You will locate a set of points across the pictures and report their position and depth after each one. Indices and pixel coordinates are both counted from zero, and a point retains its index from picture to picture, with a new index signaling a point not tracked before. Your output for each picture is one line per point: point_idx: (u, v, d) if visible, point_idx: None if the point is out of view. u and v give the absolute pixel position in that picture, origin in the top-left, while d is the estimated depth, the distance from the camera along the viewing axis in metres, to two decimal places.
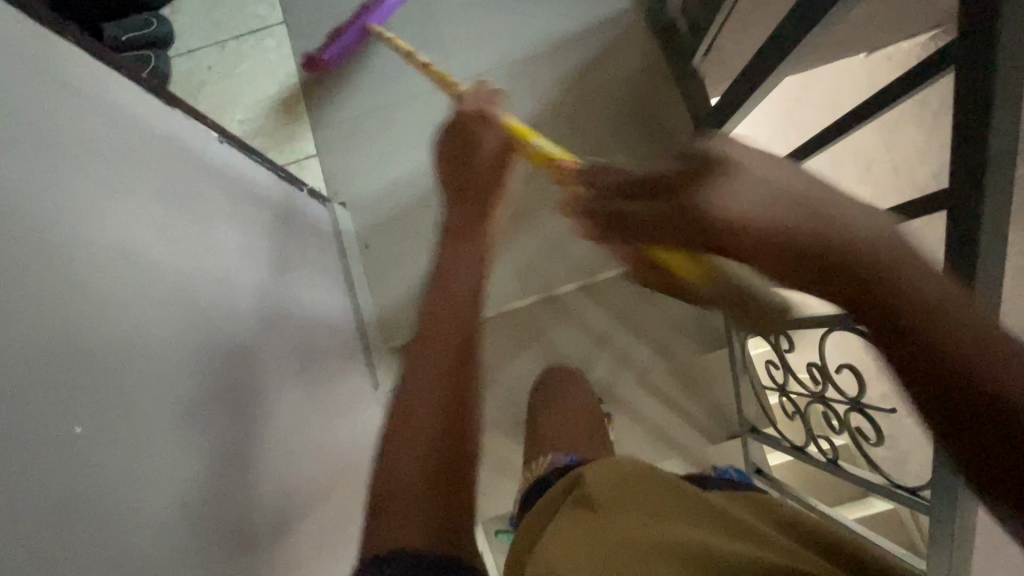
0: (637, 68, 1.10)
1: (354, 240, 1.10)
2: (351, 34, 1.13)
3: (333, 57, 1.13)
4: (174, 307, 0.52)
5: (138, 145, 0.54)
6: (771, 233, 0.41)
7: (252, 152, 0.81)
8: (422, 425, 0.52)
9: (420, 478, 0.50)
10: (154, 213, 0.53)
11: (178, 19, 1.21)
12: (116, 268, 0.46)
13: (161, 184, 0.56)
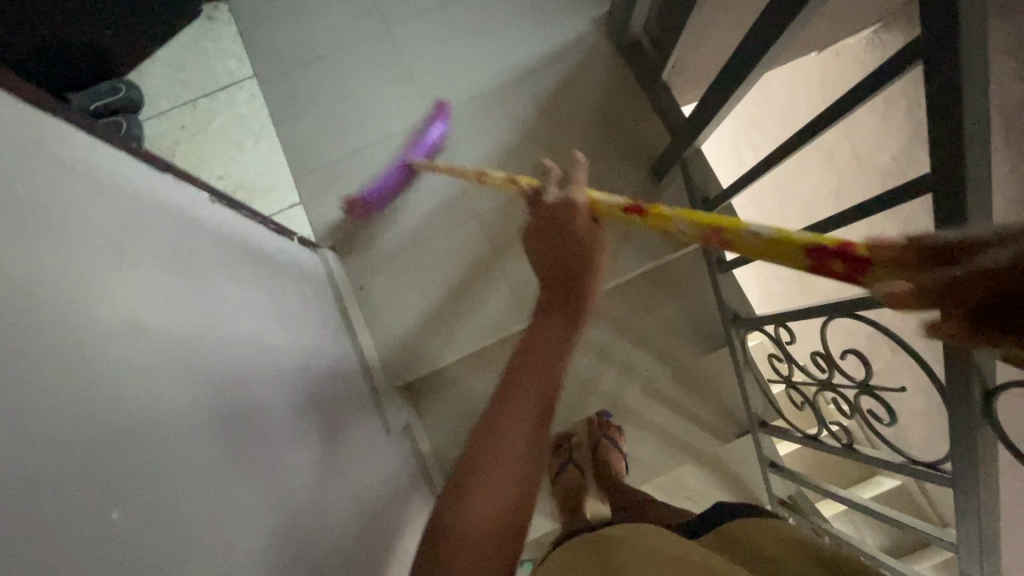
0: (607, 86, 1.13)
1: (349, 283, 1.09)
2: (393, 175, 1.11)
3: (377, 195, 1.10)
4: (181, 370, 0.51)
5: (137, 214, 0.54)
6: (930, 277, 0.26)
7: (242, 208, 0.81)
8: (511, 459, 0.48)
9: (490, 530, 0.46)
10: (152, 276, 0.52)
11: (147, 83, 1.21)
12: (133, 340, 0.45)
13: (158, 247, 0.55)
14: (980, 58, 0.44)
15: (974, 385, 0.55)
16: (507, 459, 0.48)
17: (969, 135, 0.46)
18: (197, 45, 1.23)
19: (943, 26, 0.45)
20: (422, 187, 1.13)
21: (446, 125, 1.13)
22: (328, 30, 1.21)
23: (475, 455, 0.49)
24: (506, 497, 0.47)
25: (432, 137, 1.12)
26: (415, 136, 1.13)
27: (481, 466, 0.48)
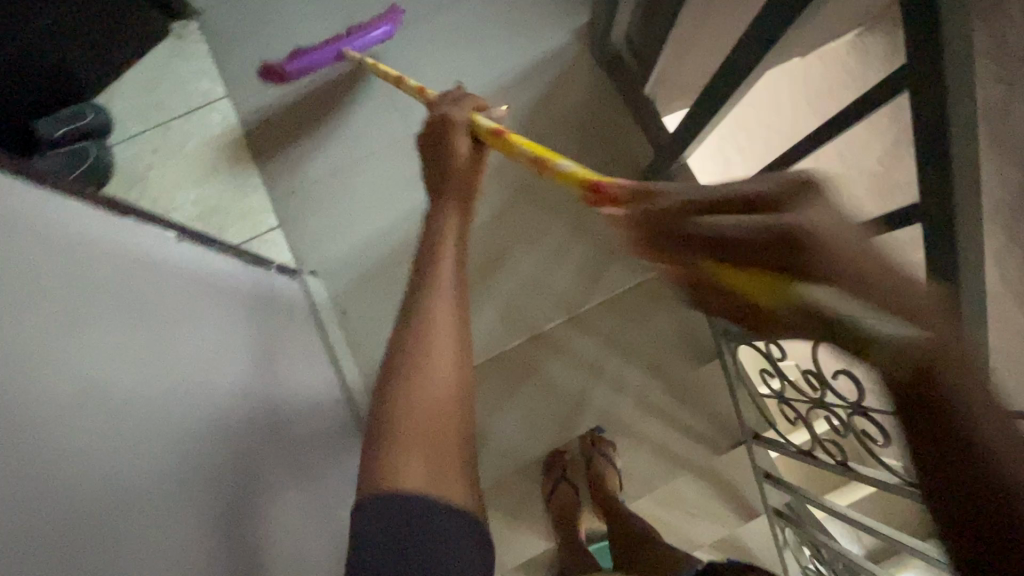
0: (590, 99, 1.11)
1: (330, 307, 1.06)
2: (326, 54, 1.12)
3: (303, 66, 1.11)
4: (136, 432, 0.49)
5: (97, 268, 0.53)
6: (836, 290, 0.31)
7: (212, 240, 0.79)
8: (447, 348, 0.50)
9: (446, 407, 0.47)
10: (106, 334, 0.50)
11: (115, 104, 1.17)
12: (87, 412, 0.44)
13: (114, 300, 0.53)
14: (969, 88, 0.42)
15: None
16: (440, 350, 0.50)
17: None
18: (168, 64, 1.19)
19: (929, 55, 0.43)
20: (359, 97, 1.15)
21: (395, 24, 1.13)
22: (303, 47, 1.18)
23: (405, 340, 0.50)
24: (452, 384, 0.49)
25: (376, 33, 1.12)
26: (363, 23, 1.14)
27: (412, 351, 0.50)
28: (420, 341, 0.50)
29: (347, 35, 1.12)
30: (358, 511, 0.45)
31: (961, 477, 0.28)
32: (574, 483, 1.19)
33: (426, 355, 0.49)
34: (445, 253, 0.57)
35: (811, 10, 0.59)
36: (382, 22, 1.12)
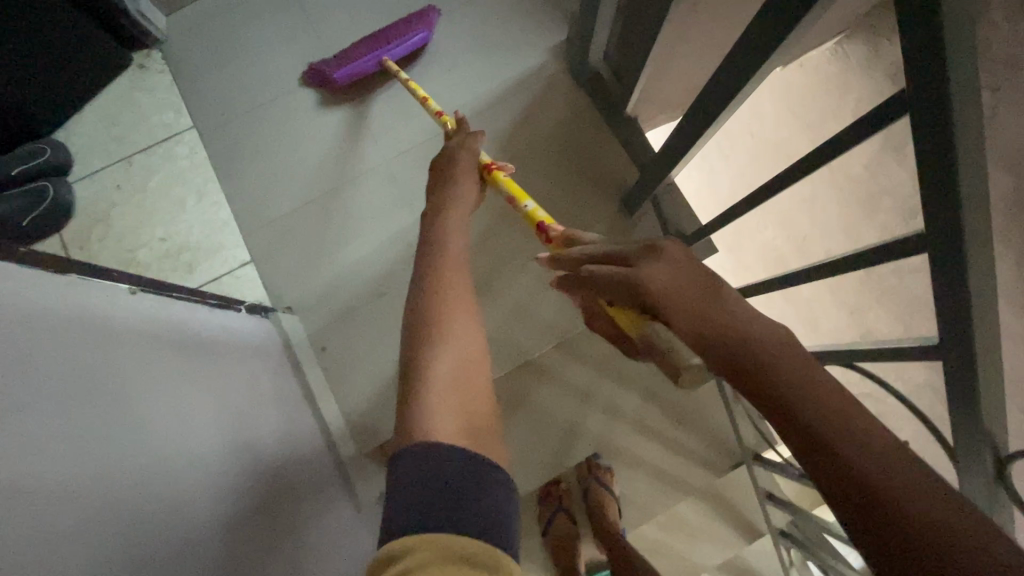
0: (570, 119, 1.08)
1: (308, 347, 1.01)
2: (367, 63, 1.08)
3: (346, 76, 1.07)
4: (96, 519, 0.43)
5: (43, 333, 0.47)
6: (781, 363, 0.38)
7: (169, 289, 0.74)
8: (462, 321, 0.62)
9: (466, 364, 0.58)
10: (59, 407, 0.44)
11: (75, 142, 1.12)
12: (32, 504, 0.38)
13: (66, 367, 0.47)
14: (973, 112, 0.39)
15: (984, 454, 0.51)
16: (459, 318, 0.62)
17: (964, 195, 0.41)
18: (130, 98, 1.14)
19: (929, 77, 0.40)
20: (388, 104, 1.12)
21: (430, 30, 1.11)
22: (271, 75, 1.14)
23: (428, 316, 0.62)
24: (472, 347, 0.60)
25: (415, 40, 1.10)
26: (398, 24, 1.10)
27: (437, 322, 0.61)
28: (437, 311, 0.62)
29: (387, 40, 1.08)
30: (392, 471, 0.48)
31: (888, 548, 0.31)
32: (571, 515, 1.17)
33: (457, 327, 0.61)
34: (453, 243, 0.72)
35: (794, 31, 0.56)
36: (419, 28, 1.09)
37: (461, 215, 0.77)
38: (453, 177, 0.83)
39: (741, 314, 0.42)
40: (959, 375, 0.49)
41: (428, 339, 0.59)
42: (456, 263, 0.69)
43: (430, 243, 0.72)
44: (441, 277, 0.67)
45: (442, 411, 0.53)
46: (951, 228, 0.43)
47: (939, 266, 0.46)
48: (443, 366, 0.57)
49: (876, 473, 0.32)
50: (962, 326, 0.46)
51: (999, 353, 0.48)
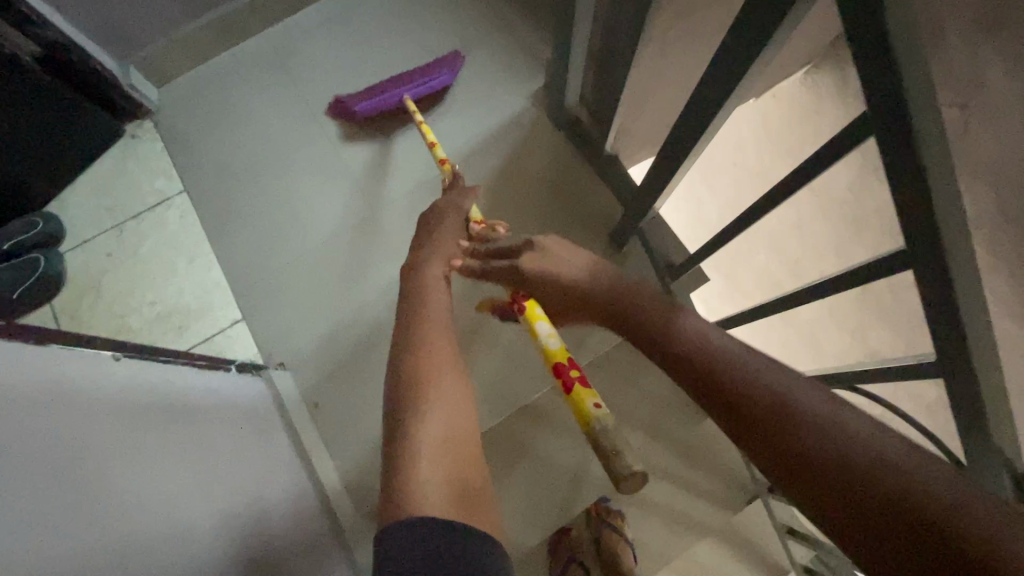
0: (554, 160, 1.10)
1: (301, 404, 0.99)
2: (390, 99, 1.11)
3: (368, 108, 1.10)
4: None
5: (23, 405, 0.46)
6: (783, 409, 0.45)
7: (155, 352, 0.73)
8: (446, 369, 0.60)
9: (452, 420, 0.57)
10: (37, 483, 0.42)
11: (68, 212, 1.13)
12: None
13: (38, 438, 0.45)
14: (937, 126, 0.40)
15: (996, 471, 0.49)
16: (443, 366, 0.61)
17: (940, 208, 0.41)
18: (121, 167, 1.17)
19: (891, 95, 0.41)
20: (405, 144, 1.13)
21: (455, 72, 1.14)
22: (259, 135, 1.16)
23: (412, 370, 0.60)
24: (459, 398, 0.59)
25: (439, 80, 1.12)
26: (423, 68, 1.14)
27: (424, 374, 0.60)
28: (421, 361, 0.61)
29: (411, 79, 1.11)
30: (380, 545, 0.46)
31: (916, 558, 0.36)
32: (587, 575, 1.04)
33: (442, 384, 0.59)
34: (435, 300, 0.70)
35: (758, 60, 0.58)
36: (442, 71, 1.12)
37: (441, 267, 0.76)
38: (439, 232, 0.82)
39: (748, 367, 0.48)
40: (962, 389, 0.48)
41: (413, 394, 0.58)
42: (437, 308, 0.68)
43: (414, 286, 0.72)
44: (424, 333, 0.64)
45: (428, 470, 0.52)
46: (931, 242, 0.43)
47: (927, 279, 0.45)
48: (430, 425, 0.55)
49: (899, 492, 0.38)
50: (957, 339, 0.46)
51: (998, 366, 0.46)
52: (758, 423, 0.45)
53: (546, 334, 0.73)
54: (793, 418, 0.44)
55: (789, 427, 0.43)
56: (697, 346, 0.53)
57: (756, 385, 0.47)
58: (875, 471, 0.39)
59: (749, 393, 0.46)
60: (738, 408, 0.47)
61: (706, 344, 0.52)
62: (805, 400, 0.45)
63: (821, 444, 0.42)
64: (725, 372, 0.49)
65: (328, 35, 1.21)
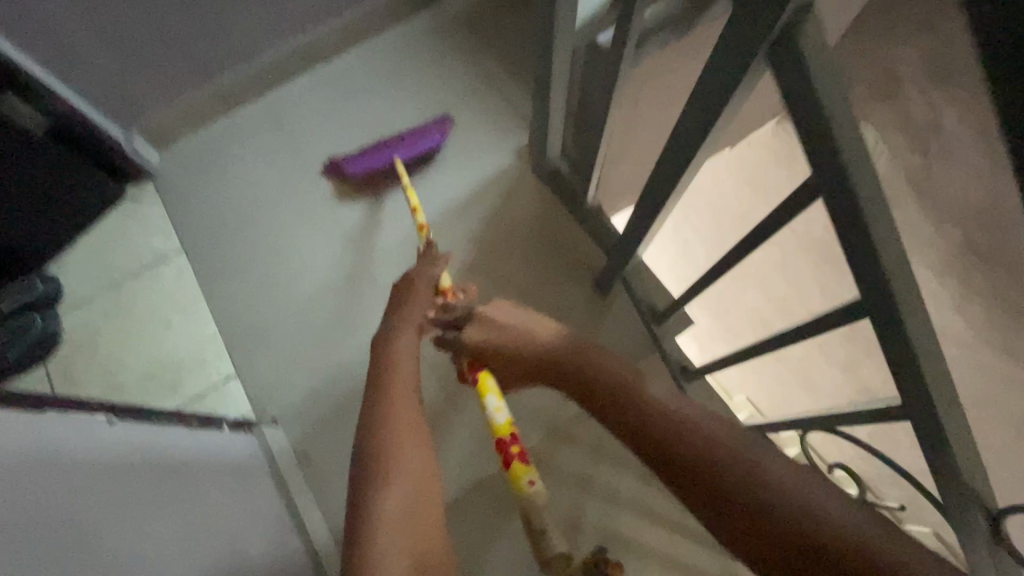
0: (539, 211, 1.14)
1: (292, 458, 0.99)
2: (380, 160, 1.15)
3: (360, 170, 1.14)
4: None
5: (16, 476, 0.46)
6: (745, 473, 0.49)
7: (146, 413, 0.73)
8: (408, 443, 0.62)
9: (412, 494, 0.58)
10: (28, 558, 0.43)
11: (66, 273, 1.16)
12: None
13: (26, 506, 0.45)
14: (874, 190, 0.43)
15: (974, 513, 0.50)
16: (405, 439, 0.62)
17: (885, 263, 0.44)
18: (119, 227, 1.20)
19: (828, 163, 0.43)
20: (394, 202, 1.17)
21: (445, 134, 1.19)
22: (253, 195, 1.19)
23: (376, 446, 0.62)
24: (420, 473, 0.60)
25: (428, 142, 1.17)
26: (414, 130, 1.19)
27: (387, 449, 0.61)
28: (384, 434, 0.63)
29: (401, 142, 1.16)
30: None
31: None
32: None
33: (405, 458, 0.61)
34: (404, 370, 0.71)
35: None
36: (432, 134, 1.17)
37: (411, 334, 0.76)
38: (410, 293, 0.81)
39: (708, 431, 0.53)
40: (927, 430, 0.50)
41: (379, 469, 0.60)
42: (404, 376, 0.70)
43: (381, 350, 0.74)
44: (390, 406, 0.66)
45: (387, 549, 0.53)
46: (882, 293, 0.46)
47: (883, 327, 0.48)
48: (391, 502, 0.57)
49: (847, 551, 0.43)
50: (916, 383, 0.48)
51: (958, 408, 0.49)
52: (725, 492, 0.49)
53: (495, 408, 0.77)
54: (755, 483, 0.48)
55: (752, 492, 0.48)
56: (664, 408, 0.56)
57: (716, 450, 0.51)
58: (828, 530, 0.44)
59: (714, 458, 0.51)
60: (702, 471, 0.51)
61: (667, 409, 0.56)
62: (775, 469, 0.49)
63: (780, 507, 0.47)
64: (692, 435, 0.53)
65: (320, 97, 1.25)
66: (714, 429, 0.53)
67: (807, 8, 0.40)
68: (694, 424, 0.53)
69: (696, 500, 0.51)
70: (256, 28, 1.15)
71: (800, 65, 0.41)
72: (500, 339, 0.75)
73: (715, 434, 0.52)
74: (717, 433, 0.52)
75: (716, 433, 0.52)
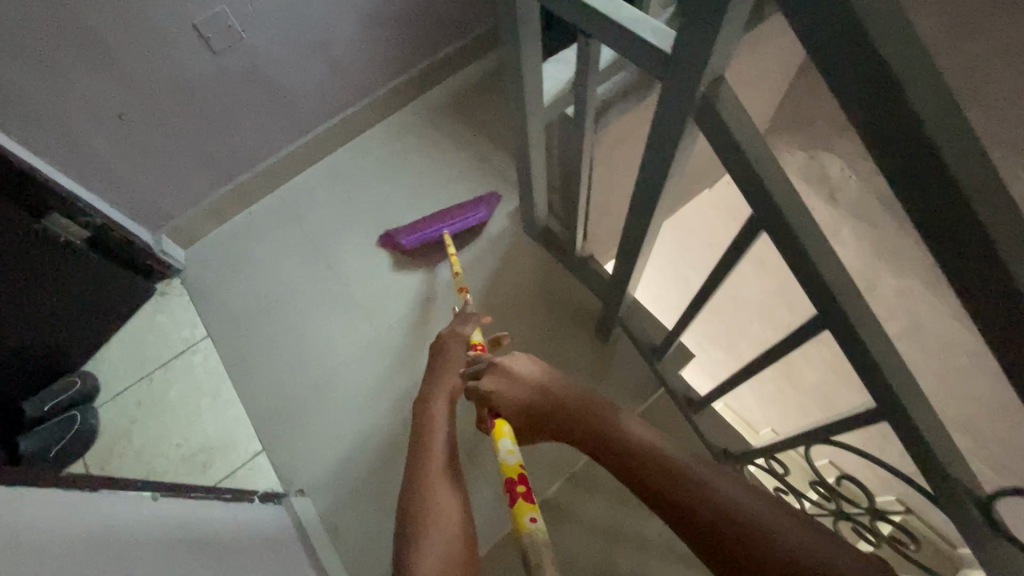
0: (535, 266, 1.23)
1: (322, 527, 1.02)
2: (432, 232, 1.24)
3: (412, 243, 1.24)
4: None
5: (77, 551, 0.53)
6: (735, 510, 0.57)
7: (186, 491, 0.79)
8: (445, 505, 0.66)
9: (450, 550, 0.62)
10: None
11: (102, 369, 1.24)
12: None
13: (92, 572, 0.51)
14: (805, 218, 0.50)
15: (961, 499, 0.53)
16: (443, 500, 0.67)
17: (827, 279, 0.51)
18: (149, 322, 1.29)
19: (761, 200, 0.50)
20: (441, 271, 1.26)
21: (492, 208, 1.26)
22: (271, 281, 1.29)
23: (417, 506, 0.66)
24: (457, 530, 0.64)
25: (475, 216, 1.25)
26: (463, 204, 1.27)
27: (427, 509, 0.66)
28: (424, 495, 0.67)
29: (451, 216, 1.24)
30: None
31: None
32: None
33: (441, 512, 0.65)
34: (438, 433, 0.75)
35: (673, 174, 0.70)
36: (479, 209, 1.25)
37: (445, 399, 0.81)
38: (446, 362, 0.87)
39: (703, 478, 0.61)
40: (902, 426, 0.54)
41: (419, 526, 0.64)
42: (440, 439, 0.75)
43: (422, 417, 0.79)
44: (426, 471, 0.70)
45: None
46: (832, 306, 0.52)
47: (841, 335, 0.53)
48: (431, 556, 0.61)
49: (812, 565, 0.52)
50: (881, 383, 0.53)
51: (925, 402, 0.53)
52: (714, 525, 0.57)
53: (506, 450, 0.68)
54: (742, 518, 0.57)
55: (738, 526, 0.56)
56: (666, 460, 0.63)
57: (709, 493, 0.59)
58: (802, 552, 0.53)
59: (708, 499, 0.59)
60: (699, 514, 0.58)
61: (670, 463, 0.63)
62: (754, 506, 0.57)
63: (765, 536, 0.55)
64: (690, 481, 0.61)
65: (327, 186, 1.38)
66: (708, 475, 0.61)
67: (719, 80, 0.49)
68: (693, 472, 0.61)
69: (690, 536, 0.59)
70: (266, 134, 1.29)
71: (722, 126, 0.49)
72: (531, 393, 0.74)
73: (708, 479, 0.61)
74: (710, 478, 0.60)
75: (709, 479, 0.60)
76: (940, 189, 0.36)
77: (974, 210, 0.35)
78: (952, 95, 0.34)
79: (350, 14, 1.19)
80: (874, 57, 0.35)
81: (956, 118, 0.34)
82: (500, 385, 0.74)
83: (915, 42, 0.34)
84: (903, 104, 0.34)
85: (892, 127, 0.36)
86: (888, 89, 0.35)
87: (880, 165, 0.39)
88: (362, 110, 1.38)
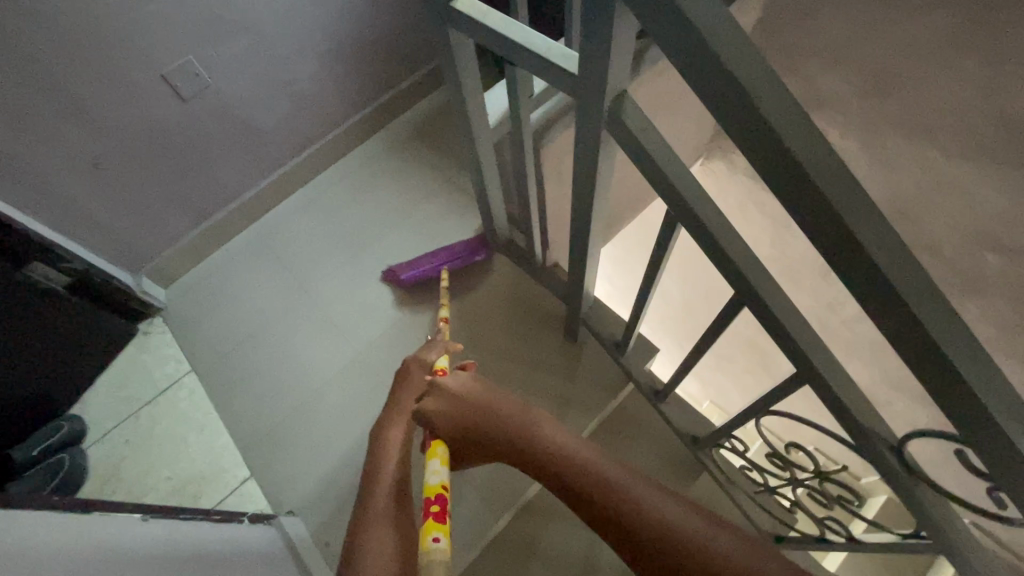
0: (503, 275, 1.29)
1: (312, 543, 1.05)
2: (430, 268, 1.27)
3: (411, 277, 1.27)
4: None
5: (71, 563, 0.57)
6: (670, 530, 0.54)
7: (178, 512, 0.82)
8: (381, 531, 0.67)
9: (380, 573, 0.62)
10: None
11: (87, 411, 1.27)
12: None
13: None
14: (708, 208, 0.58)
15: (874, 444, 0.60)
16: (381, 527, 0.68)
17: (732, 259, 0.57)
18: (133, 361, 1.32)
19: (670, 194, 0.58)
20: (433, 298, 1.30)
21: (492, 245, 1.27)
22: (249, 312, 1.34)
23: (357, 534, 0.68)
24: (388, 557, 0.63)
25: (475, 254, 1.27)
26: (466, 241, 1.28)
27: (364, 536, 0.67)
28: (361, 522, 0.70)
29: (451, 252, 1.27)
30: None
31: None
32: None
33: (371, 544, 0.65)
34: (387, 466, 0.78)
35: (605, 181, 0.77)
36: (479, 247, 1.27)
37: (399, 426, 0.84)
38: (404, 388, 0.89)
39: (638, 496, 0.57)
40: (816, 385, 0.60)
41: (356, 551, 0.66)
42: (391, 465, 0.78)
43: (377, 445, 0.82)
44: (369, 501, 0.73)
45: None
46: (740, 283, 0.58)
47: (753, 309, 0.60)
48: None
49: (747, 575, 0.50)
50: (791, 348, 0.59)
51: (834, 362, 0.59)
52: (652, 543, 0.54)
53: (433, 470, 0.69)
54: (677, 538, 0.53)
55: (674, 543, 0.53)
56: (593, 471, 0.60)
57: (644, 510, 0.56)
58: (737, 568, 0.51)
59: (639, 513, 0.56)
60: (630, 527, 0.55)
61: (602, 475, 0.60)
62: (690, 522, 0.55)
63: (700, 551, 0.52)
64: (622, 497, 0.57)
65: (300, 217, 1.44)
66: (645, 495, 0.57)
67: (620, 97, 0.57)
68: (629, 490, 0.58)
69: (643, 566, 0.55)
70: (239, 173, 1.35)
71: (628, 135, 0.57)
72: (466, 410, 0.73)
73: (645, 499, 0.57)
74: (644, 494, 0.57)
75: (645, 499, 0.57)
76: (795, 178, 0.45)
77: (819, 187, 0.44)
78: (783, 98, 0.44)
79: (312, 57, 1.27)
80: (724, 70, 0.44)
81: (789, 115, 0.44)
82: (434, 405, 0.77)
83: (746, 63, 0.43)
84: (759, 114, 0.44)
85: (755, 132, 0.45)
86: (741, 95, 0.44)
87: (752, 164, 0.48)
88: (329, 142, 1.45)
